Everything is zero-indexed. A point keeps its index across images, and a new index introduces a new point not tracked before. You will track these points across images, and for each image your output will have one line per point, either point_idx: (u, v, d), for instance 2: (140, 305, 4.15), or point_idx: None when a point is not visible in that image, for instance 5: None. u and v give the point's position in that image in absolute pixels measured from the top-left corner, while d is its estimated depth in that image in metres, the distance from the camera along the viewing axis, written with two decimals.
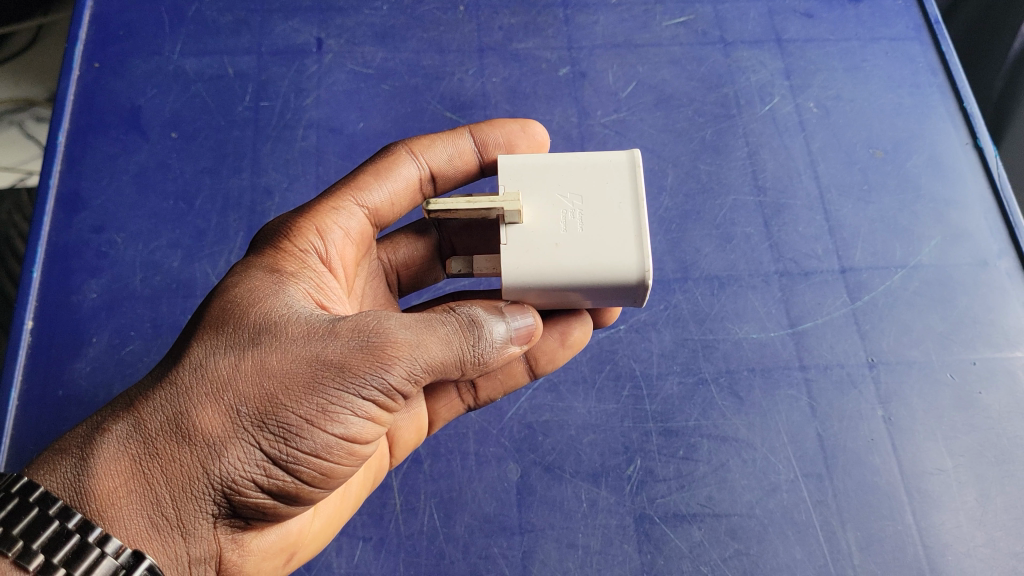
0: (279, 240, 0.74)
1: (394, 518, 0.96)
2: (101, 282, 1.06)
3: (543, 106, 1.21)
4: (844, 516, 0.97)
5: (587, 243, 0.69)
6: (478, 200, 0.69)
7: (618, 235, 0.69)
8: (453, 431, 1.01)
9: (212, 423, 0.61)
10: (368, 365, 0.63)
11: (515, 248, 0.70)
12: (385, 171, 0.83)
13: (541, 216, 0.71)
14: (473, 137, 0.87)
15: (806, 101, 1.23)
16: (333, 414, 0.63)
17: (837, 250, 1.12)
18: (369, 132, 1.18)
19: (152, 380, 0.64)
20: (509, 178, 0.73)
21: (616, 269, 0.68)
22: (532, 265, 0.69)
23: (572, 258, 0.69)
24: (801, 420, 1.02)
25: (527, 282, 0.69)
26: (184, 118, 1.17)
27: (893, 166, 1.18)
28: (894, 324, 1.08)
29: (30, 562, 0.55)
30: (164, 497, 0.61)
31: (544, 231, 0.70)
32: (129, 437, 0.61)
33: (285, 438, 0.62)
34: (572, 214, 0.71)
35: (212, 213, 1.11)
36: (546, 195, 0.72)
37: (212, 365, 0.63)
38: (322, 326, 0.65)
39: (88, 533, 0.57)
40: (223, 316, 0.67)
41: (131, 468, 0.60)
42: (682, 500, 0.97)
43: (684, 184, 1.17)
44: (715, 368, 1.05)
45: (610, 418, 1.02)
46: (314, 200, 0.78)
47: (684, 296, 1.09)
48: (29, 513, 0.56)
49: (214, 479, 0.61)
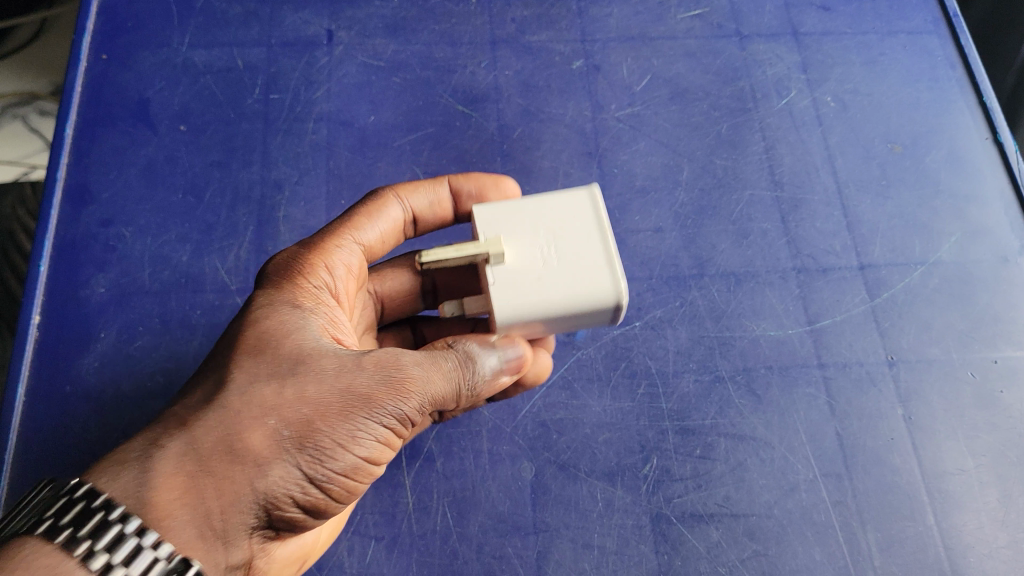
0: (293, 275, 0.76)
1: (406, 517, 0.94)
2: (109, 276, 1.04)
3: (556, 100, 1.19)
4: (864, 517, 0.95)
5: (567, 273, 0.71)
6: (466, 247, 0.70)
7: (595, 262, 0.72)
8: (465, 429, 0.99)
9: (259, 444, 0.65)
10: (391, 395, 0.68)
11: (501, 289, 0.70)
12: (374, 212, 0.84)
13: (521, 253, 0.72)
14: (450, 186, 0.89)
15: (823, 95, 1.21)
16: (361, 438, 0.68)
17: (855, 247, 1.10)
18: (380, 126, 1.16)
19: (199, 399, 0.67)
20: (482, 224, 0.74)
21: (599, 295, 0.71)
22: (522, 301, 0.70)
23: (557, 288, 0.70)
24: (819, 419, 1.00)
25: (519, 317, 0.70)
26: (192, 111, 1.15)
27: (912, 161, 1.16)
28: (913, 322, 1.06)
29: (93, 563, 0.56)
30: (216, 511, 0.63)
31: (526, 267, 0.72)
32: (184, 453, 0.64)
33: (321, 460, 0.66)
34: (550, 247, 0.72)
35: (222, 207, 1.09)
36: (521, 234, 0.73)
37: (257, 390, 0.67)
38: (349, 359, 0.69)
39: (144, 537, 0.58)
40: (259, 344, 0.70)
41: (187, 482, 0.63)
42: (699, 500, 0.96)
43: (700, 178, 1.15)
44: (732, 365, 1.03)
45: (626, 416, 1.00)
46: (315, 238, 0.80)
47: (701, 292, 1.07)
48: (93, 517, 0.58)
49: (260, 495, 0.65)
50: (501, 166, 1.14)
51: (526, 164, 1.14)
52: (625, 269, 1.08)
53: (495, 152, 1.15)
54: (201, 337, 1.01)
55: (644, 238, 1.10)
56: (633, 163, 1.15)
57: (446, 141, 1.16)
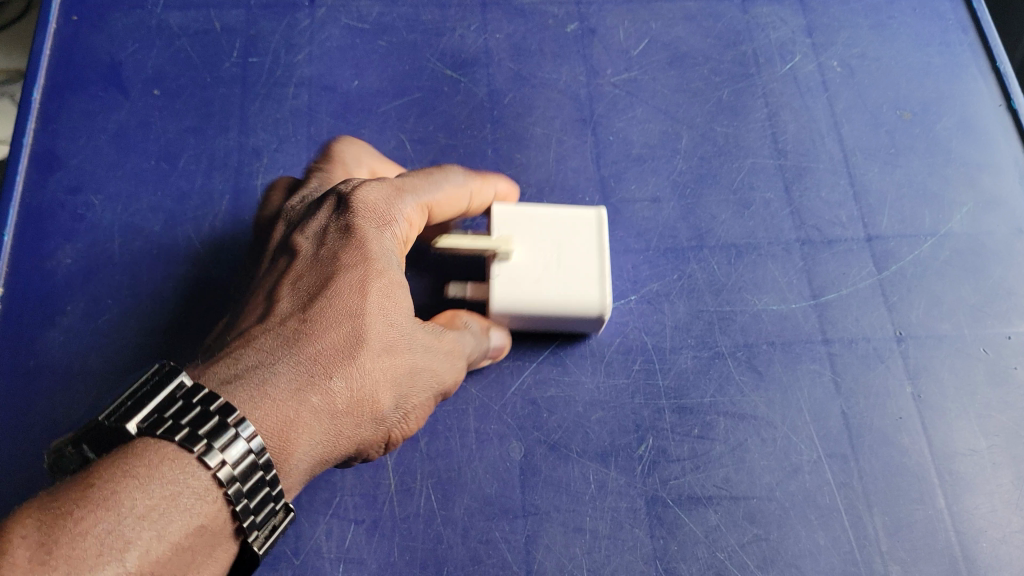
0: (391, 227, 0.81)
1: (388, 500, 0.89)
2: (77, 246, 0.99)
3: (549, 65, 1.14)
4: (871, 500, 0.90)
5: (559, 280, 0.91)
6: (477, 241, 0.90)
7: (583, 276, 0.92)
8: (452, 407, 0.94)
9: (372, 407, 0.74)
10: (458, 372, 0.83)
11: (504, 281, 0.91)
12: (451, 178, 0.89)
13: (526, 257, 0.92)
14: (496, 182, 0.97)
15: (829, 60, 1.16)
16: (429, 408, 0.82)
17: (862, 217, 1.05)
18: (364, 91, 1.11)
19: (325, 342, 0.72)
20: (501, 226, 0.94)
21: (579, 301, 0.91)
22: (516, 294, 0.90)
23: (546, 291, 0.91)
24: (824, 397, 0.95)
25: (512, 307, 0.91)
26: (167, 74, 1.10)
27: (922, 128, 1.11)
28: (923, 296, 1.01)
29: (227, 480, 0.63)
30: (322, 457, 0.72)
31: (527, 269, 0.92)
32: (313, 401, 0.70)
33: (402, 425, 0.79)
34: (551, 257, 0.92)
35: (196, 175, 1.04)
36: (530, 238, 0.93)
37: (377, 357, 0.74)
38: (436, 338, 0.81)
39: (272, 473, 0.65)
40: (377, 305, 0.76)
41: (314, 432, 0.70)
42: (697, 482, 0.91)
43: (700, 146, 1.09)
44: (732, 341, 0.98)
45: (620, 394, 0.95)
46: (409, 191, 0.84)
47: (700, 265, 1.02)
48: (229, 434, 0.63)
49: (353, 447, 0.75)
50: (491, 133, 1.09)
51: (517, 131, 1.09)
52: (620, 240, 1.03)
53: (485, 118, 1.10)
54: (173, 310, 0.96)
55: (641, 209, 1.05)
56: (629, 130, 1.10)
57: (433, 107, 1.10)
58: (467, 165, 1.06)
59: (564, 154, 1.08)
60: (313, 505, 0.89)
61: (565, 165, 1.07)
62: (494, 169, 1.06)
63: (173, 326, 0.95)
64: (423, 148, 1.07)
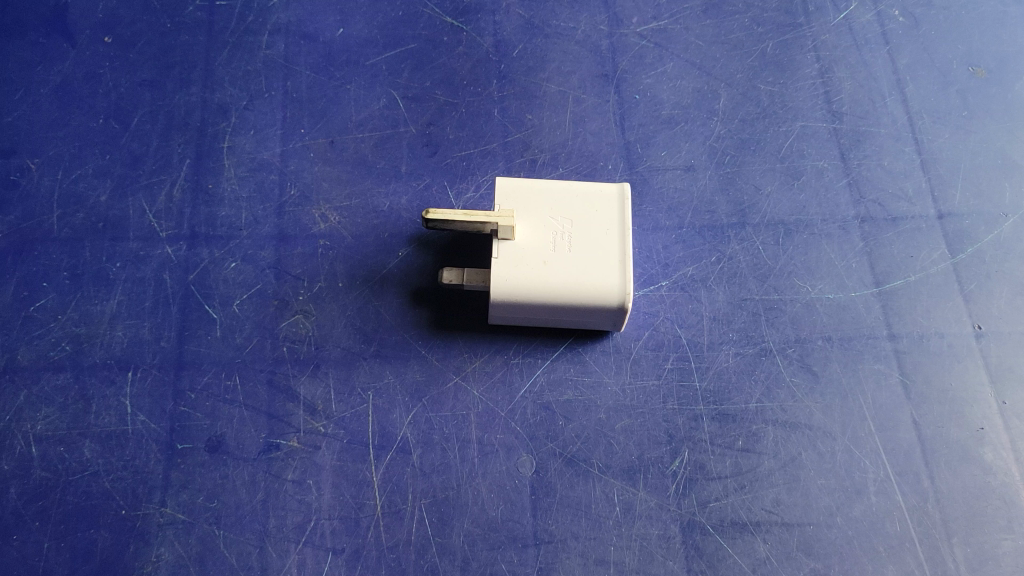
0: None
1: (373, 524, 0.75)
2: (8, 219, 0.84)
3: (566, 12, 0.98)
4: (949, 528, 0.76)
5: (571, 264, 0.77)
6: (474, 214, 0.77)
7: (600, 259, 0.77)
8: (450, 413, 0.78)
9: None
10: None
11: (506, 262, 0.77)
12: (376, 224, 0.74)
13: (533, 235, 0.78)
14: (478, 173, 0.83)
15: (889, 8, 1.00)
16: None
17: (932, 191, 0.90)
18: (350, 40, 0.95)
19: None
20: (506, 199, 0.80)
21: (596, 289, 0.77)
22: (520, 279, 0.77)
23: (556, 276, 0.77)
24: (891, 403, 0.80)
25: (514, 294, 0.77)
26: (120, 18, 0.94)
27: (999, 87, 0.95)
28: (1005, 283, 0.86)
29: None
30: None
31: (534, 248, 0.77)
32: None
33: None
34: (563, 236, 0.78)
35: (152, 136, 0.88)
36: (540, 214, 0.79)
37: None
38: None
39: None
40: None
41: None
42: (742, 505, 0.76)
43: (741, 107, 0.94)
44: (782, 336, 0.83)
45: (650, 399, 0.80)
46: None
47: (743, 245, 0.87)
48: None
49: None
50: (498, 90, 0.93)
51: (528, 87, 0.93)
52: (649, 216, 0.87)
53: (491, 72, 0.94)
54: (120, 296, 0.81)
55: (672, 178, 0.89)
56: (658, 88, 0.94)
57: (431, 59, 0.94)
58: (469, 127, 0.91)
59: (583, 115, 0.92)
60: (284, 531, 0.74)
61: (584, 128, 0.92)
62: (501, 131, 0.91)
63: (119, 314, 0.80)
64: (418, 106, 0.92)
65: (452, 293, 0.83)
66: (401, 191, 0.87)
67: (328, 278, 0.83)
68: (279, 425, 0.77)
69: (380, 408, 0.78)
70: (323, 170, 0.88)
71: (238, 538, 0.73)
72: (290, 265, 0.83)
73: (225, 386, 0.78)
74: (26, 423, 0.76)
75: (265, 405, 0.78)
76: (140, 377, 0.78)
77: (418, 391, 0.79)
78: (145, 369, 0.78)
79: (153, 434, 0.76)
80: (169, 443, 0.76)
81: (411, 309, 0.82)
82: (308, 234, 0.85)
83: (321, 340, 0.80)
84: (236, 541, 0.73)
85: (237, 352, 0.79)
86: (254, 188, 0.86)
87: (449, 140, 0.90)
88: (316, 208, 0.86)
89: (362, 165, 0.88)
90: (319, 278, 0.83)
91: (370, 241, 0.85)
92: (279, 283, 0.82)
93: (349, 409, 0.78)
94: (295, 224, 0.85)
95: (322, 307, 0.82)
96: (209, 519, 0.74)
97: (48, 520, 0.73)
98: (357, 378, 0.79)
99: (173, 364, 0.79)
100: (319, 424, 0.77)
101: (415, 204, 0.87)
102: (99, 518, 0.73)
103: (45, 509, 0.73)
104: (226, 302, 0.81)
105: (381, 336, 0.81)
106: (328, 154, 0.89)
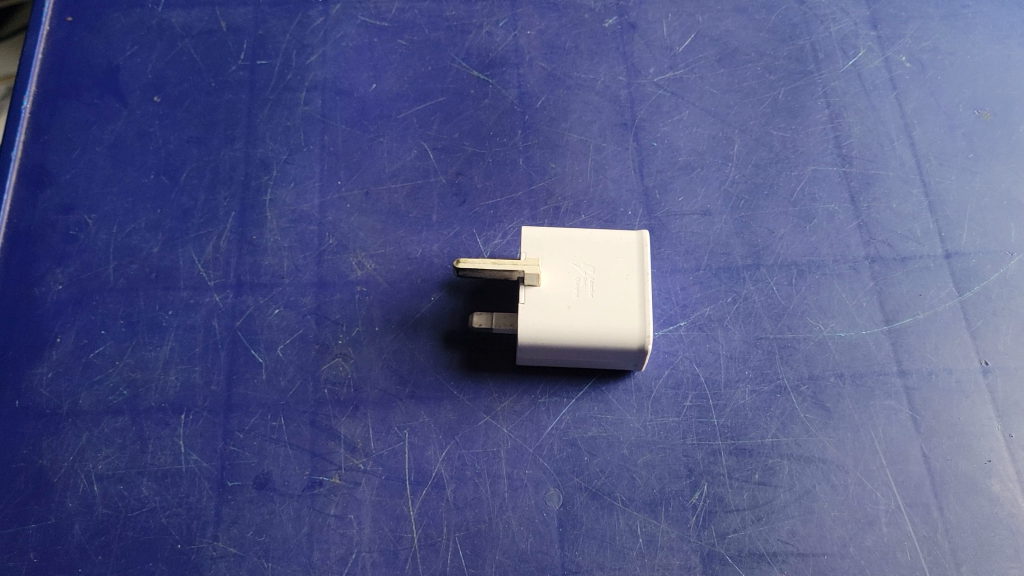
0: None
1: (410, 557, 0.79)
2: (68, 272, 0.90)
3: (585, 63, 1.04)
4: (959, 557, 0.80)
5: (594, 309, 0.82)
6: (502, 263, 0.82)
7: (622, 304, 0.82)
8: (481, 450, 0.83)
9: None
10: None
11: (533, 308, 0.82)
12: None
13: (557, 283, 0.83)
14: None
15: (896, 54, 1.04)
16: None
17: (939, 231, 0.94)
18: (383, 94, 1.01)
19: None
20: (534, 248, 0.85)
21: (618, 333, 0.81)
22: (546, 323, 0.81)
23: (580, 320, 0.82)
24: (902, 437, 0.84)
25: (541, 338, 0.82)
26: (168, 79, 1.01)
27: (1003, 129, 0.99)
28: (1012, 320, 0.90)
29: None
30: None
31: (559, 295, 0.83)
32: None
33: None
34: (586, 282, 0.83)
35: (199, 190, 0.95)
36: (564, 262, 0.84)
37: None
38: None
39: None
40: None
41: None
42: (759, 536, 0.81)
43: (755, 153, 0.98)
44: (797, 373, 0.87)
45: (670, 434, 0.84)
46: None
47: (757, 286, 0.91)
48: None
49: None
50: (523, 140, 0.98)
51: (551, 137, 0.99)
52: (667, 259, 0.92)
53: (516, 123, 0.99)
54: (172, 342, 0.87)
55: (690, 223, 0.94)
56: (675, 135, 0.99)
57: (459, 112, 1.00)
58: (496, 176, 0.96)
59: (603, 163, 0.97)
60: (327, 563, 0.79)
61: (605, 175, 0.97)
62: (526, 180, 0.96)
63: (172, 360, 0.86)
64: (447, 157, 0.97)
65: (482, 336, 0.88)
66: (433, 238, 0.92)
67: (365, 323, 0.88)
68: (321, 462, 0.82)
69: (416, 446, 0.83)
70: (359, 219, 0.93)
71: (285, 570, 0.78)
72: (330, 310, 0.89)
73: (271, 427, 0.84)
74: (89, 463, 0.82)
75: (308, 444, 0.83)
76: (193, 419, 0.84)
77: (451, 430, 0.84)
78: (197, 411, 0.84)
79: (205, 472, 0.82)
80: (220, 481, 0.82)
81: (443, 351, 0.87)
82: (346, 281, 0.90)
83: (359, 382, 0.86)
84: (284, 573, 0.78)
85: (281, 394, 0.85)
86: (294, 239, 0.92)
87: (477, 189, 0.95)
88: (353, 256, 0.91)
89: (396, 215, 0.94)
90: (357, 323, 0.88)
91: (404, 287, 0.90)
92: (320, 328, 0.88)
93: (388, 447, 0.83)
94: (334, 272, 0.91)
95: (360, 350, 0.87)
96: (258, 552, 0.79)
97: (110, 553, 0.79)
98: (393, 418, 0.84)
99: (223, 407, 0.84)
100: (359, 461, 0.83)
101: (446, 251, 0.92)
102: (157, 551, 0.79)
103: (106, 544, 0.79)
104: (270, 346, 0.87)
105: (416, 377, 0.86)
106: (363, 205, 0.94)
